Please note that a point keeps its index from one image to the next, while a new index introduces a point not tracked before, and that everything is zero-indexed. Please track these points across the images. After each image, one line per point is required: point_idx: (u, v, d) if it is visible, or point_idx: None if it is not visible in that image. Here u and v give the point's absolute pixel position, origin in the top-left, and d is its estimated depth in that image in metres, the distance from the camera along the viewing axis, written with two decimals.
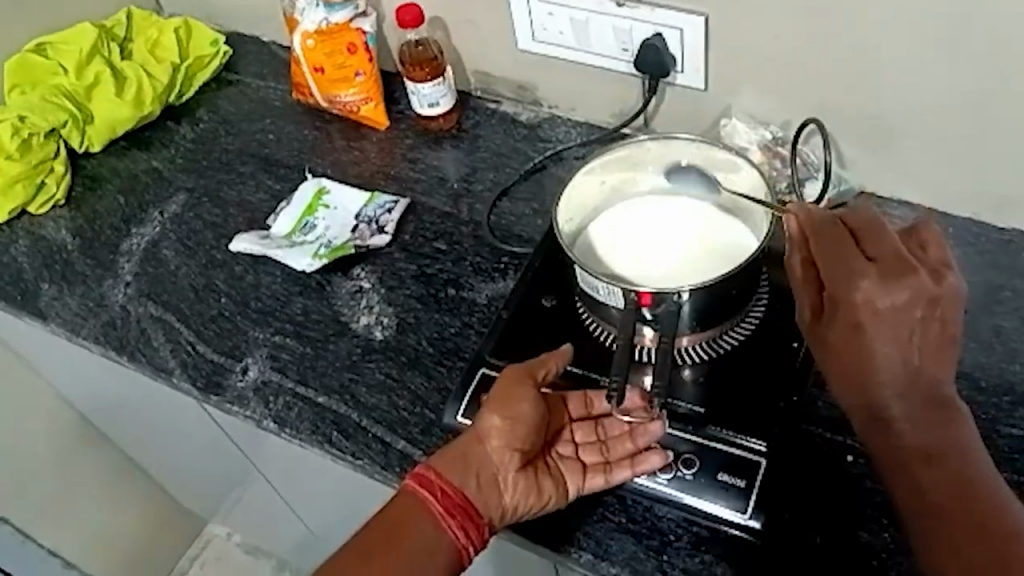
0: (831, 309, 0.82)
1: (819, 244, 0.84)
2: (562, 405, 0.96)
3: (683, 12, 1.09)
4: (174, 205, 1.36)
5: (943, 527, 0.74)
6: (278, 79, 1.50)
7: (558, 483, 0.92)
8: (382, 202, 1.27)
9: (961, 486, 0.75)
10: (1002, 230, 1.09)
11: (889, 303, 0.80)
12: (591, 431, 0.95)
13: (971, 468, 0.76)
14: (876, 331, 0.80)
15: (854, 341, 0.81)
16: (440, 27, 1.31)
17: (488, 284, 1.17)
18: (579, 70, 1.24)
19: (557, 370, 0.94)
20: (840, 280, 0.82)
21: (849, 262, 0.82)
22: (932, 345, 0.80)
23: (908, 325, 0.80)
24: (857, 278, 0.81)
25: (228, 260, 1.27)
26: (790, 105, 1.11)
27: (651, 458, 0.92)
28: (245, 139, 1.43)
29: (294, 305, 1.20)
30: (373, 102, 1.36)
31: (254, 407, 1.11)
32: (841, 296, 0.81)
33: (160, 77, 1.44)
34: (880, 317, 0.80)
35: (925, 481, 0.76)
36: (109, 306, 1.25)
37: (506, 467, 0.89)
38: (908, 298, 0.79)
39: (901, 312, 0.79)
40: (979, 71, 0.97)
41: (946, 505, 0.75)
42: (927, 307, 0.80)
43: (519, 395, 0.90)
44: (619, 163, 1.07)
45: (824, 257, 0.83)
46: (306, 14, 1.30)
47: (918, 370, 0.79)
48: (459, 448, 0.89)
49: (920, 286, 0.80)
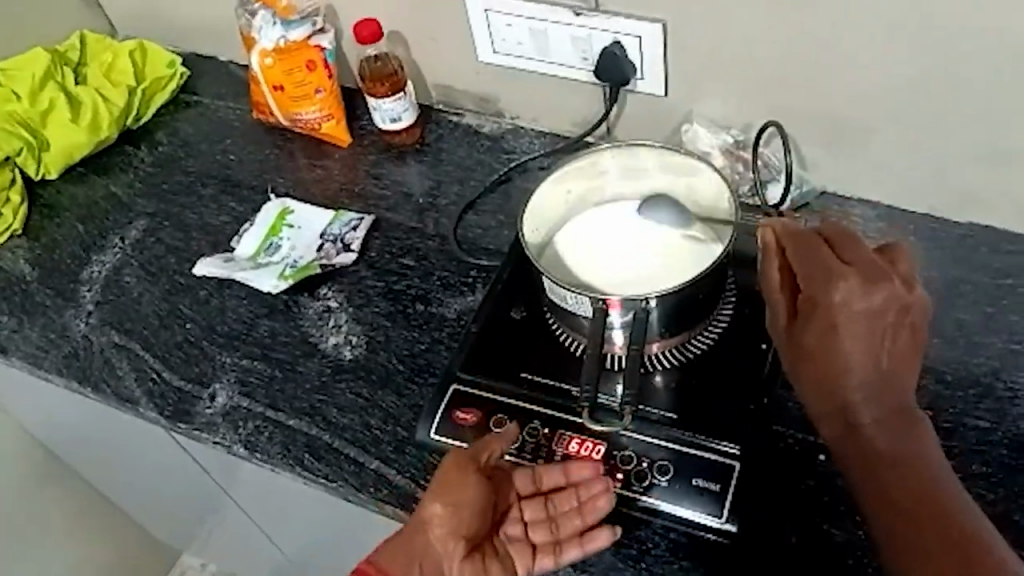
0: (807, 312, 0.83)
1: (796, 248, 0.85)
2: (509, 483, 0.91)
3: (641, 20, 1.09)
4: (136, 230, 1.34)
5: (910, 532, 0.74)
6: (237, 99, 1.48)
7: (506, 568, 0.88)
8: (347, 220, 1.26)
9: (929, 493, 0.76)
10: (961, 225, 1.10)
11: (865, 306, 0.80)
12: (541, 508, 0.90)
13: (937, 478, 0.77)
14: (850, 334, 0.80)
15: (828, 343, 0.81)
16: (400, 42, 1.30)
17: (457, 299, 1.16)
18: (540, 80, 1.23)
19: (500, 451, 0.90)
20: (818, 282, 0.82)
21: (828, 265, 0.82)
22: (901, 353, 0.81)
23: (881, 330, 0.81)
24: (835, 281, 0.81)
25: (193, 285, 1.25)
26: (750, 109, 1.12)
27: (600, 536, 0.87)
28: (205, 161, 1.41)
29: (261, 328, 1.18)
30: (335, 119, 1.35)
31: (224, 433, 1.09)
32: (817, 298, 0.82)
33: (115, 100, 1.41)
34: (856, 321, 0.80)
35: (894, 485, 0.77)
36: (72, 336, 1.23)
37: (449, 557, 0.87)
38: (882, 301, 0.80)
39: (875, 316, 0.80)
40: (935, 65, 0.98)
41: (915, 509, 0.75)
42: (901, 313, 0.81)
43: (459, 482, 0.87)
44: (584, 173, 1.07)
45: (802, 260, 0.84)
46: (263, 33, 1.29)
47: (887, 376, 0.81)
48: (403, 539, 0.88)
49: (894, 292, 0.81)
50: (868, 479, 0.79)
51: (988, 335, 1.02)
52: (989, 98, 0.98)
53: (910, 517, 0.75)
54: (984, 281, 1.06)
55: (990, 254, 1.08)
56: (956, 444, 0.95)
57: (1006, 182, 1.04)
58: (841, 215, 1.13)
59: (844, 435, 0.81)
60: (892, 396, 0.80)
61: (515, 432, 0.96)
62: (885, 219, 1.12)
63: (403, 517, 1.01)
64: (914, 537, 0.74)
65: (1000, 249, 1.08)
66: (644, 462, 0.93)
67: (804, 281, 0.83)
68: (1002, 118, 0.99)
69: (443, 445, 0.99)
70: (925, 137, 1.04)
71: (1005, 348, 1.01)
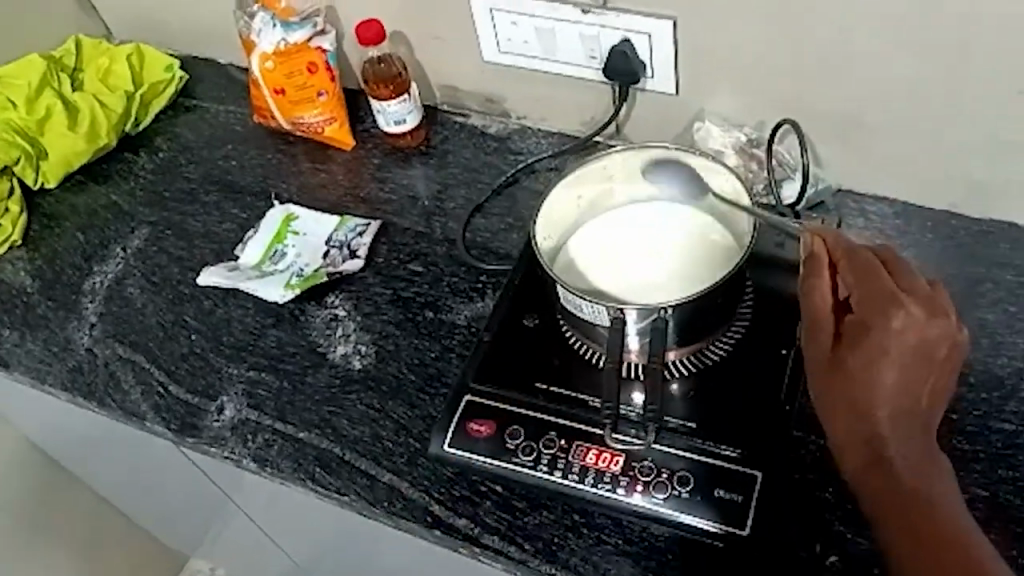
0: (854, 333, 0.82)
1: (847, 270, 0.84)
2: None
3: (651, 17, 1.07)
4: (138, 239, 1.32)
5: (920, 558, 0.73)
6: (237, 102, 1.46)
7: None
8: (353, 226, 1.24)
9: (945, 524, 0.75)
10: (981, 221, 1.08)
11: (919, 336, 0.80)
12: None
13: (958, 517, 0.76)
14: (899, 360, 0.80)
15: (874, 366, 0.80)
16: (402, 42, 1.27)
17: (467, 305, 1.14)
18: (546, 79, 1.21)
19: None
20: (873, 305, 0.81)
21: (885, 290, 0.82)
22: (939, 388, 0.82)
23: (929, 361, 0.80)
24: (893, 307, 0.80)
25: (197, 294, 1.23)
26: (764, 106, 1.09)
27: None
28: (207, 167, 1.39)
29: (268, 338, 1.16)
30: (338, 122, 1.32)
31: (233, 447, 1.07)
32: (867, 322, 0.81)
33: (114, 107, 1.39)
34: (908, 349, 0.80)
35: (913, 512, 0.76)
36: (75, 349, 1.21)
37: None
38: (936, 336, 0.80)
39: (924, 348, 0.80)
40: (954, 59, 0.95)
41: (932, 539, 0.74)
42: (950, 347, 0.81)
43: None
44: (596, 177, 1.03)
45: (856, 283, 0.83)
46: (262, 36, 1.26)
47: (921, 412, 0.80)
48: None
49: (948, 328, 0.81)
50: (886, 501, 0.77)
51: (1012, 336, 1.00)
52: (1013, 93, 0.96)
53: (922, 541, 0.74)
54: (1006, 279, 1.04)
55: (1011, 252, 1.05)
56: (982, 449, 0.92)
57: None
58: (858, 213, 1.11)
59: (871, 459, 0.80)
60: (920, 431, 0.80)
61: (531, 443, 0.95)
62: (902, 216, 1.10)
63: (414, 530, 0.98)
64: (929, 565, 0.73)
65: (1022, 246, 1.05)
66: (664, 473, 0.91)
67: (856, 303, 0.82)
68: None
69: (458, 458, 0.97)
70: (943, 132, 1.01)
71: None
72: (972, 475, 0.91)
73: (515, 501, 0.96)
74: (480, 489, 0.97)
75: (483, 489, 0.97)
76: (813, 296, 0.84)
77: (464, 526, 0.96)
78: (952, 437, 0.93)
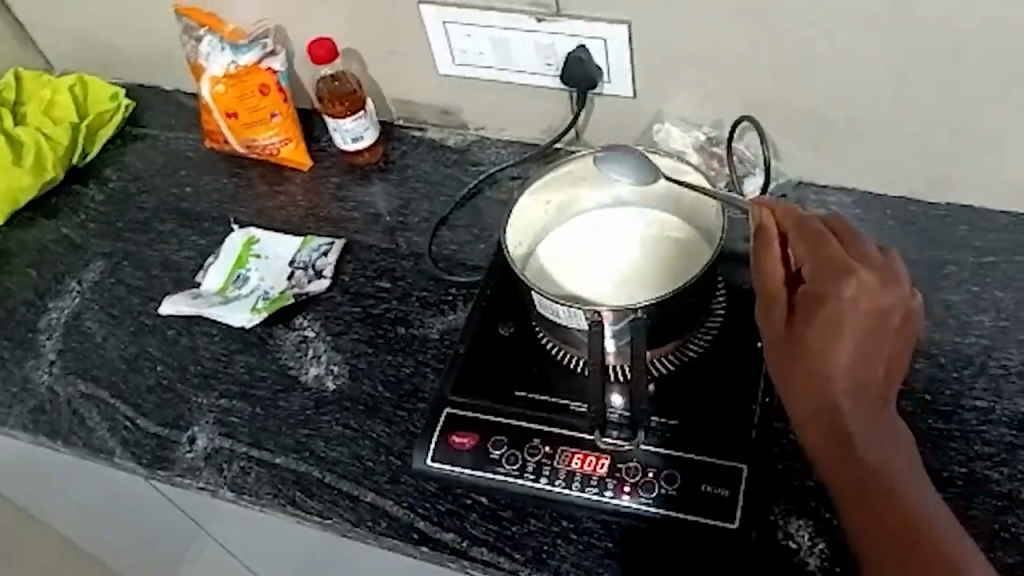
0: (807, 303, 0.83)
1: (800, 240, 0.84)
2: None
3: (605, 23, 1.08)
4: (93, 272, 1.28)
5: (877, 528, 0.76)
6: (188, 128, 1.43)
7: None
8: (317, 246, 1.22)
9: (899, 494, 0.77)
10: (936, 206, 1.10)
11: (872, 304, 0.82)
12: None
13: (916, 488, 0.78)
14: (852, 331, 0.81)
15: (829, 337, 0.82)
16: (355, 58, 1.26)
17: (438, 318, 1.13)
18: (503, 89, 1.21)
19: None
20: (828, 275, 0.82)
21: (839, 260, 0.82)
22: (895, 355, 0.83)
23: (882, 331, 0.82)
24: (846, 277, 0.82)
25: (159, 325, 1.20)
26: (721, 105, 1.11)
27: None
28: (161, 195, 1.36)
29: (237, 364, 1.14)
30: (293, 142, 1.31)
31: (208, 477, 1.05)
32: (821, 293, 0.82)
33: (60, 139, 1.36)
34: (860, 319, 0.81)
35: (869, 482, 0.78)
36: (35, 389, 1.17)
37: None
38: (889, 303, 0.82)
39: (877, 316, 0.82)
40: (917, 62, 0.99)
41: (889, 510, 0.76)
42: (903, 315, 0.83)
43: None
44: (564, 182, 1.04)
45: (809, 255, 0.84)
46: (211, 59, 1.25)
47: (877, 379, 0.82)
48: None
49: (901, 294, 0.82)
50: (843, 470, 0.80)
51: (976, 315, 1.02)
52: (961, 81, 0.98)
53: (878, 512, 0.77)
54: (965, 260, 1.07)
55: (969, 234, 1.08)
56: (957, 427, 0.95)
57: (981, 163, 1.05)
58: (818, 205, 1.13)
59: (828, 432, 0.81)
60: (877, 400, 0.82)
61: (515, 452, 0.94)
62: (861, 206, 1.12)
63: (401, 548, 0.96)
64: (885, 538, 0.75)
65: (979, 228, 1.08)
66: (650, 473, 0.91)
67: (810, 273, 0.83)
68: (976, 100, 0.99)
69: (442, 472, 0.96)
70: (896, 122, 1.04)
71: (993, 326, 1.01)
72: (948, 453, 0.93)
73: (502, 511, 0.95)
74: (465, 501, 0.96)
75: (468, 502, 0.96)
76: (768, 267, 0.84)
77: (452, 541, 0.95)
78: (928, 419, 0.96)
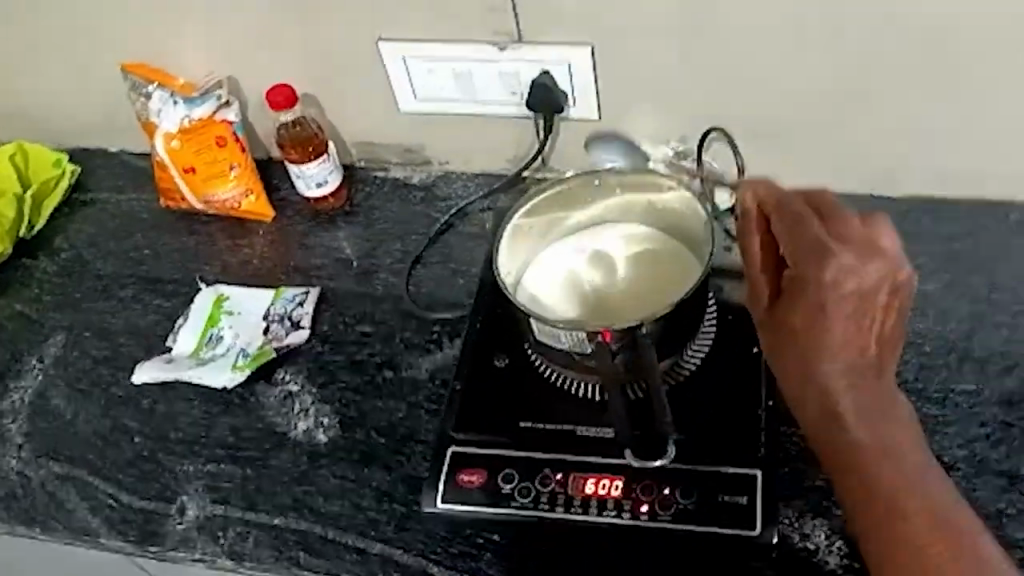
0: (789, 287, 0.83)
1: (780, 225, 0.84)
2: None
3: (567, 47, 1.09)
4: (54, 346, 1.23)
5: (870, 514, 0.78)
6: (139, 188, 1.39)
7: None
8: (290, 296, 1.19)
9: (890, 479, 0.78)
10: (901, 199, 1.13)
11: (855, 285, 0.80)
12: None
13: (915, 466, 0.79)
14: (835, 313, 0.80)
15: (815, 322, 0.81)
16: (313, 103, 1.25)
17: (426, 358, 1.11)
18: (467, 121, 1.21)
19: None
20: (808, 259, 0.81)
21: (817, 243, 0.82)
22: (889, 330, 0.82)
23: (868, 310, 0.81)
24: (823, 260, 0.81)
25: (132, 394, 1.15)
26: (685, 119, 1.12)
27: None
28: (119, 260, 1.31)
29: (220, 426, 1.10)
30: (254, 194, 1.28)
31: (203, 547, 1.00)
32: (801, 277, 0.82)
33: (5, 213, 1.31)
34: (844, 300, 0.80)
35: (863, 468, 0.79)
36: (4, 476, 1.11)
37: None
38: (873, 281, 0.80)
39: (863, 296, 0.81)
40: (872, 60, 1.02)
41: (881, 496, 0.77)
42: (891, 290, 0.81)
43: None
44: (546, 206, 1.02)
45: (788, 242, 0.83)
46: (164, 115, 1.22)
47: (872, 357, 0.81)
48: None
49: (887, 270, 0.81)
50: (841, 452, 0.81)
51: (954, 301, 1.05)
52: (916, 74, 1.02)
53: (874, 495, 0.78)
54: (936, 250, 1.09)
55: (935, 224, 1.11)
56: (952, 411, 0.97)
57: (940, 153, 1.08)
58: None
59: (824, 415, 0.82)
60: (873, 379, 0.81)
61: (527, 484, 0.92)
62: None
63: None
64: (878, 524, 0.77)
65: (943, 218, 1.11)
66: (666, 489, 0.90)
67: (791, 259, 0.83)
68: (931, 91, 1.03)
69: (453, 513, 0.94)
70: (857, 119, 1.07)
71: (971, 311, 1.04)
72: (947, 437, 0.95)
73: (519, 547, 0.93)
74: (477, 541, 0.94)
75: (480, 541, 0.94)
76: (750, 255, 0.86)
77: None
78: (923, 407, 0.97)
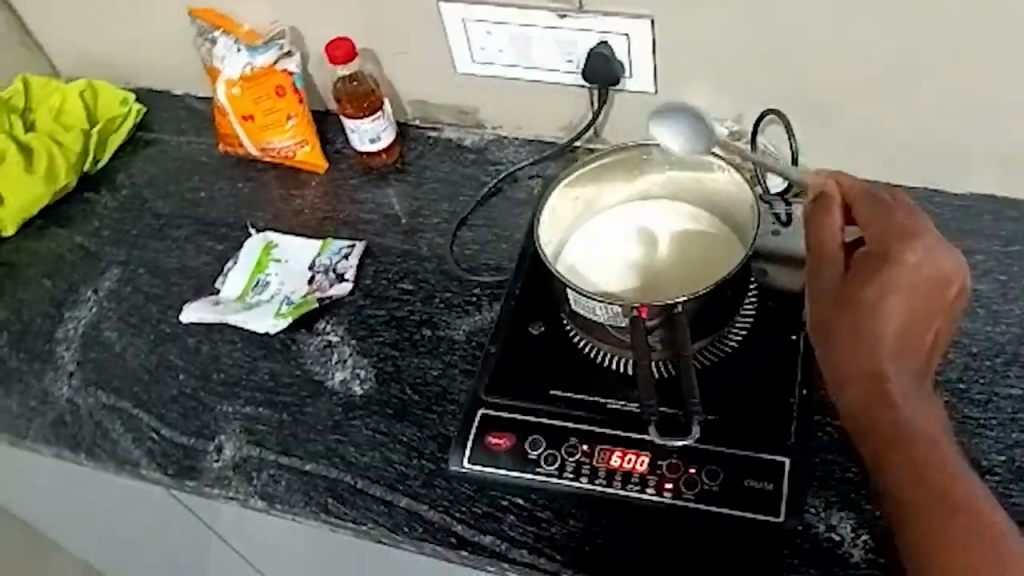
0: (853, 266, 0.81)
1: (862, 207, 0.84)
2: None
3: (627, 17, 1.07)
4: (108, 280, 1.27)
5: (913, 491, 0.73)
6: (199, 132, 1.42)
7: None
8: (337, 249, 1.21)
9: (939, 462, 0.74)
10: (960, 195, 1.11)
11: (934, 272, 0.80)
12: None
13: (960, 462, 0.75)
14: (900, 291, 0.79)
15: (888, 298, 0.79)
16: (371, 58, 1.25)
17: (464, 319, 1.12)
18: (522, 87, 1.21)
19: None
20: (890, 239, 0.81)
21: (901, 224, 0.81)
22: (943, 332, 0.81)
23: (937, 299, 0.79)
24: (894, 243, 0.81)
25: (180, 333, 1.19)
26: (744, 98, 1.11)
27: None
28: (175, 201, 1.34)
29: (260, 371, 1.13)
30: (309, 144, 1.29)
31: (238, 486, 1.04)
32: (871, 258, 0.81)
33: (72, 146, 1.35)
34: (919, 283, 0.79)
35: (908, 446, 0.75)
36: (55, 401, 1.16)
37: None
38: (949, 273, 0.80)
39: (935, 286, 0.80)
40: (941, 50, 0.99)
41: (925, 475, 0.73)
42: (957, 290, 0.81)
43: None
44: (590, 178, 1.03)
45: (870, 221, 0.83)
46: (228, 62, 1.24)
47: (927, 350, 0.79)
48: None
49: (956, 271, 0.81)
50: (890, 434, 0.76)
51: (1006, 304, 1.02)
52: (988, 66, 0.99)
53: (924, 477, 0.73)
54: (992, 249, 1.07)
55: (995, 223, 1.08)
56: (993, 415, 0.95)
57: (1006, 150, 1.05)
58: None
59: (874, 397, 0.78)
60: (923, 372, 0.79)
61: (553, 452, 0.93)
62: None
63: (439, 552, 0.95)
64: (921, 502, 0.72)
65: (1003, 218, 1.08)
66: (692, 469, 0.90)
67: (870, 238, 0.82)
68: (1002, 85, 1.00)
69: (479, 474, 0.96)
70: (923, 108, 1.04)
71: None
72: (986, 441, 0.93)
73: (542, 512, 0.94)
74: (501, 503, 0.96)
75: (505, 505, 0.95)
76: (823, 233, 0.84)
77: (491, 543, 0.94)
78: (964, 409, 0.95)
